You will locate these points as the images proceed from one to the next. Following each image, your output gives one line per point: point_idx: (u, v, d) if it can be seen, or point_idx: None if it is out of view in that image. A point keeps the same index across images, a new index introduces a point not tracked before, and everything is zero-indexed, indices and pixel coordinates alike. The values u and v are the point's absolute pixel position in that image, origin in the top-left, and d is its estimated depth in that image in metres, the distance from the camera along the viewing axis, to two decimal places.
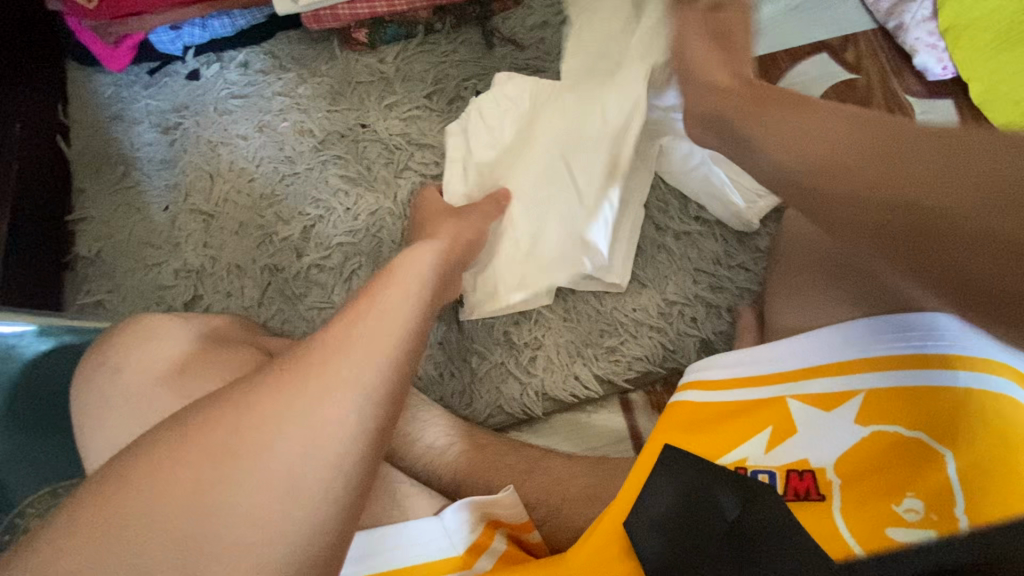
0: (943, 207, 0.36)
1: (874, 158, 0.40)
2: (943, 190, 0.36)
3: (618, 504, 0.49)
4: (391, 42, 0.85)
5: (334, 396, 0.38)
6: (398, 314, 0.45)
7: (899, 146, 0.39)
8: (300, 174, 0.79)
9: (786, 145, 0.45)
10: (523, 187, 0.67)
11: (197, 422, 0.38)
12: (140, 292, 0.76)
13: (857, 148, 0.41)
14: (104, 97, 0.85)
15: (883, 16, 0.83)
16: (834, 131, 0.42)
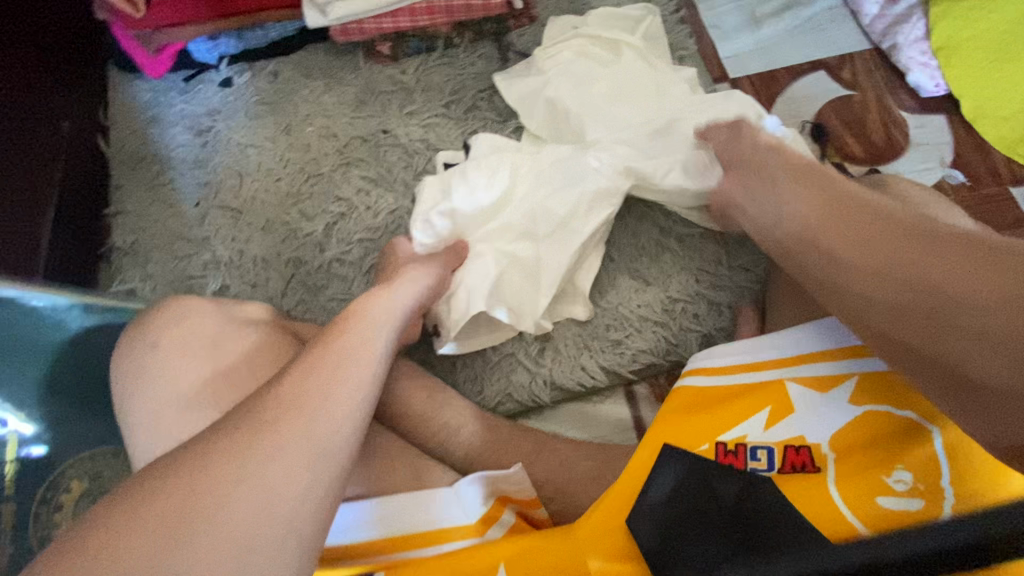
0: (908, 291, 0.44)
1: (838, 246, 0.49)
2: (921, 274, 0.43)
3: (619, 495, 0.49)
4: (413, 55, 0.90)
5: (278, 461, 0.37)
6: (348, 355, 0.44)
7: (871, 233, 0.48)
8: (324, 174, 0.84)
9: (799, 225, 0.53)
10: (482, 238, 0.70)
11: (172, 478, 0.36)
12: (169, 282, 0.80)
13: (847, 229, 0.49)
14: (142, 101, 0.91)
15: (877, 37, 0.88)
16: (829, 213, 0.51)
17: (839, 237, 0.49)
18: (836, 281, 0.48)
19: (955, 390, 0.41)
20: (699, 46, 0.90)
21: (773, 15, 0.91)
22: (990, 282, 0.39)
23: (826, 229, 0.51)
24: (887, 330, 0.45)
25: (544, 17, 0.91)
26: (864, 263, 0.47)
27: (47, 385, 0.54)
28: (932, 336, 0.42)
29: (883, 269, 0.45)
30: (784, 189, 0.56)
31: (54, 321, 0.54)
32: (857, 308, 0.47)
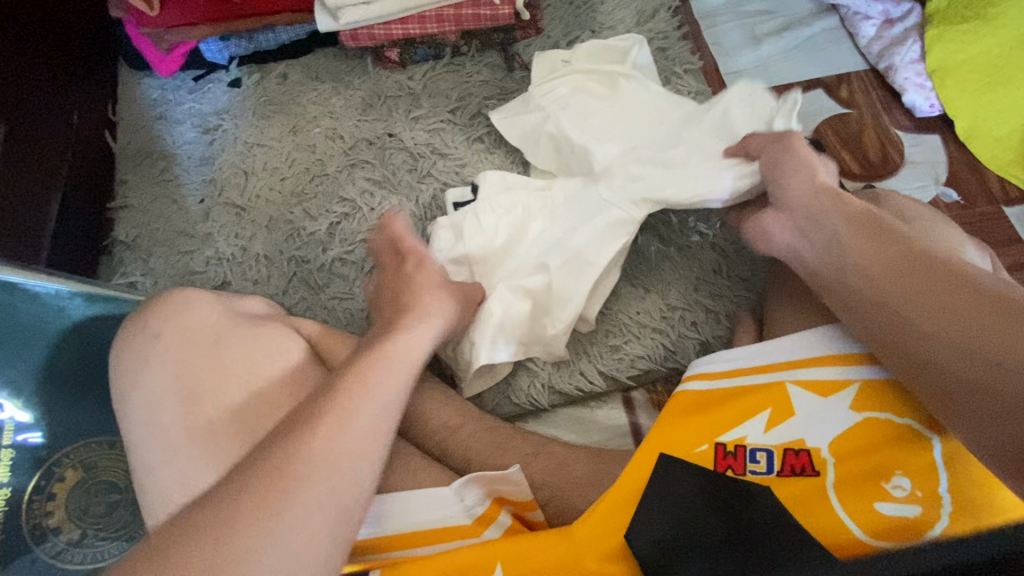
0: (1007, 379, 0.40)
1: (923, 315, 0.45)
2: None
3: (617, 504, 0.49)
4: (420, 62, 0.92)
5: (304, 480, 0.39)
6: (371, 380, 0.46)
7: (964, 304, 0.44)
8: (330, 175, 0.85)
9: (868, 276, 0.50)
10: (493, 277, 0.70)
11: (207, 507, 0.37)
12: (171, 277, 0.80)
13: (916, 285, 0.47)
14: (151, 98, 0.92)
15: (874, 58, 0.90)
16: (888, 267, 0.49)
17: (908, 294, 0.47)
18: (918, 351, 0.45)
19: None
20: (701, 61, 0.92)
21: (773, 34, 0.94)
22: None
23: (891, 286, 0.48)
24: (977, 416, 0.42)
25: (551, 30, 0.93)
26: (954, 337, 0.43)
27: (43, 371, 0.53)
28: None
29: (979, 349, 0.42)
30: (828, 237, 0.54)
31: (56, 308, 0.54)
32: (943, 385, 0.43)
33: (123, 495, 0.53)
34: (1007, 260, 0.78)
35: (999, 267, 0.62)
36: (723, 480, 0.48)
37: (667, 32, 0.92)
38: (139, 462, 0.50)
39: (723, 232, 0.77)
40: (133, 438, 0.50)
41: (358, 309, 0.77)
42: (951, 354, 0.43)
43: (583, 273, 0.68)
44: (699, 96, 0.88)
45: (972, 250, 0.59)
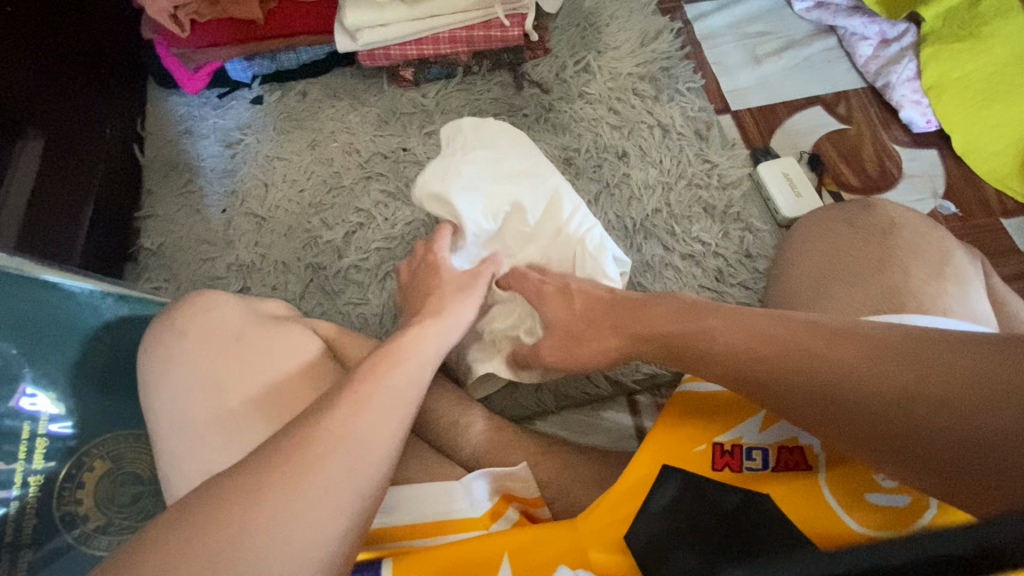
0: (838, 386, 0.42)
1: (739, 351, 0.48)
2: (843, 370, 0.42)
3: (624, 503, 0.50)
4: (433, 80, 0.96)
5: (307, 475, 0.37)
6: (379, 376, 0.44)
7: (762, 337, 0.47)
8: (345, 188, 0.88)
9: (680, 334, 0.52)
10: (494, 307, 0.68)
11: (217, 494, 0.36)
12: (193, 282, 0.84)
13: (843, 378, 0.42)
14: (177, 114, 0.96)
15: (871, 76, 0.94)
16: (798, 367, 0.44)
17: (843, 398, 0.42)
18: (758, 380, 0.46)
19: (942, 472, 0.38)
20: (704, 79, 0.95)
21: (773, 54, 0.97)
22: (906, 372, 0.40)
23: (815, 388, 0.43)
24: (837, 428, 0.42)
25: (559, 50, 0.97)
26: (771, 365, 0.46)
27: (75, 367, 0.56)
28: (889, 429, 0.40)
29: (802, 368, 0.44)
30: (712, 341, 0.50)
31: (91, 306, 0.57)
32: (802, 409, 0.44)
33: (147, 488, 0.56)
34: (1007, 269, 0.79)
35: (990, 272, 0.64)
36: (721, 482, 0.49)
37: (670, 52, 0.96)
38: (165, 452, 0.52)
39: (722, 242, 0.81)
40: (161, 431, 0.52)
41: (372, 314, 0.80)
42: (919, 458, 0.39)
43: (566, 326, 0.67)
44: (700, 113, 0.92)
45: (964, 255, 0.61)
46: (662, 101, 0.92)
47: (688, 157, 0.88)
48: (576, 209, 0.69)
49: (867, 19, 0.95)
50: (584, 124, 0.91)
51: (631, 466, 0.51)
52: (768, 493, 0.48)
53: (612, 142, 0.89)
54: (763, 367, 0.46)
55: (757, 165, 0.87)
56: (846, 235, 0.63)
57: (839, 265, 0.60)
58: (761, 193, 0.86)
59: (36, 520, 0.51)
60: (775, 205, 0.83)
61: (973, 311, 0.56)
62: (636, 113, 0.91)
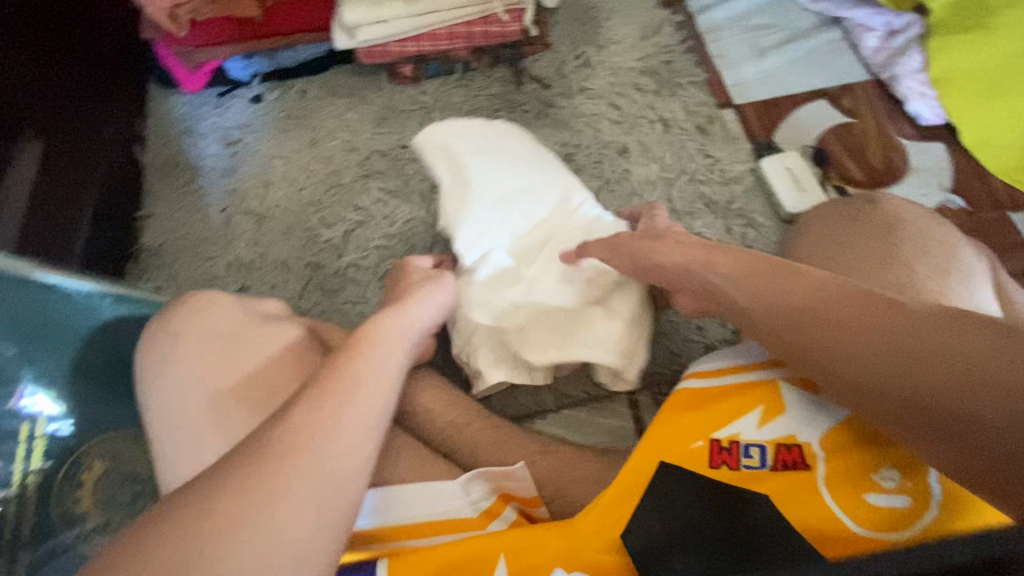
0: (839, 323, 0.41)
1: (753, 290, 0.47)
2: (849, 309, 0.41)
3: (618, 504, 0.49)
4: (433, 77, 0.96)
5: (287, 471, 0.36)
6: (348, 367, 0.44)
7: (778, 279, 0.46)
8: (345, 185, 0.88)
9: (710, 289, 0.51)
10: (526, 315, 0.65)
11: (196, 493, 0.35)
12: (193, 282, 0.84)
13: (847, 318, 0.41)
14: (177, 114, 0.96)
15: (877, 68, 0.92)
16: (833, 312, 0.42)
17: (892, 357, 0.38)
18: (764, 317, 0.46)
19: (929, 422, 0.36)
20: (706, 73, 0.94)
21: (776, 47, 0.96)
22: (918, 319, 0.39)
23: (870, 341, 0.39)
24: (830, 364, 0.41)
25: (559, 44, 0.96)
26: (782, 302, 0.45)
27: (74, 368, 0.56)
28: (888, 369, 0.38)
29: (807, 306, 0.43)
30: (766, 295, 0.46)
31: (90, 307, 0.57)
32: (797, 344, 0.43)
33: (145, 488, 0.58)
34: (1014, 265, 0.78)
35: (997, 267, 0.63)
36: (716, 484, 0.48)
37: (672, 46, 0.95)
38: (161, 454, 0.52)
39: (724, 239, 0.80)
40: (156, 431, 0.52)
41: (371, 312, 0.80)
42: (953, 428, 0.35)
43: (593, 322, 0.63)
44: (702, 107, 0.90)
45: (969, 250, 0.60)
46: (663, 95, 0.91)
47: (689, 152, 0.87)
48: (583, 201, 0.71)
49: (873, 10, 0.93)
50: (585, 119, 0.90)
51: (625, 466, 0.50)
52: (765, 494, 0.47)
53: (613, 137, 0.88)
54: (814, 316, 0.43)
55: (759, 160, 0.86)
56: (849, 230, 0.62)
57: (843, 262, 0.59)
58: (764, 188, 0.84)
59: (34, 520, 0.51)
60: (778, 201, 0.82)
61: (980, 308, 0.55)
62: (637, 108, 0.90)
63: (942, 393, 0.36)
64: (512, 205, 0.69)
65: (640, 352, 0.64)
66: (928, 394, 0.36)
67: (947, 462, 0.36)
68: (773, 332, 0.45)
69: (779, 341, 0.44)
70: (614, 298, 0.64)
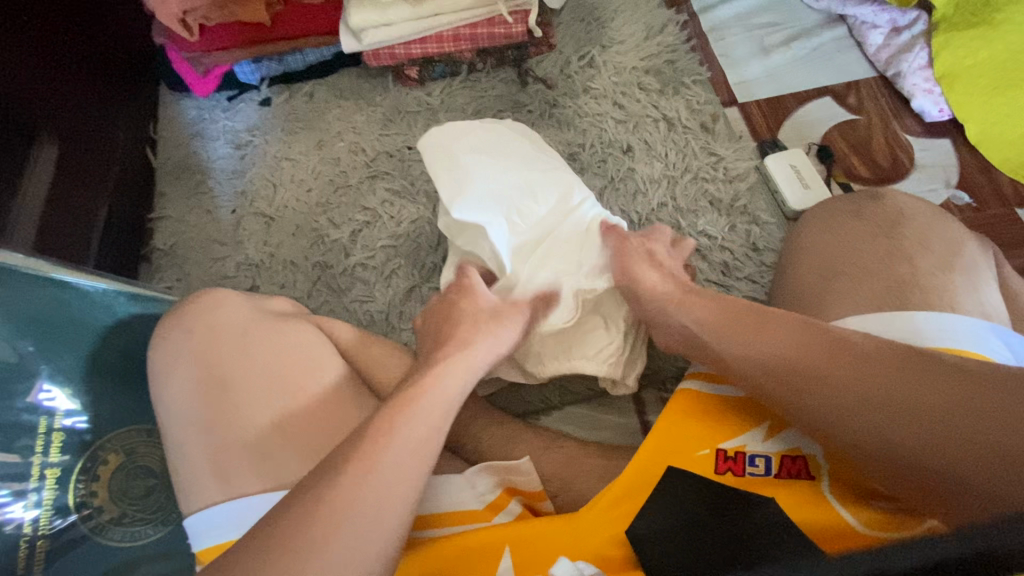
0: (825, 379, 0.45)
1: (741, 342, 0.50)
2: (834, 367, 0.45)
3: (623, 504, 0.49)
4: (438, 78, 0.97)
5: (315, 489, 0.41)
6: (404, 415, 0.45)
7: (765, 330, 0.49)
8: (352, 187, 0.90)
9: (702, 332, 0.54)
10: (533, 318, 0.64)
11: None
12: (204, 282, 0.85)
13: (833, 377, 0.45)
14: (188, 117, 0.98)
15: (882, 66, 0.92)
16: (821, 370, 0.45)
17: (876, 416, 0.42)
18: (752, 368, 0.48)
19: (908, 472, 0.41)
20: (710, 72, 0.94)
21: (780, 45, 0.96)
22: (893, 376, 0.43)
23: (849, 395, 0.44)
24: (822, 416, 0.45)
25: (563, 45, 0.97)
26: (771, 355, 0.48)
27: (90, 363, 0.57)
28: (871, 425, 0.42)
29: (795, 360, 0.47)
30: (745, 344, 0.50)
31: (105, 304, 0.59)
32: (787, 396, 0.46)
33: (159, 480, 0.58)
34: (1020, 262, 0.78)
35: (1003, 262, 0.63)
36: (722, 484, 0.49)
37: (676, 45, 0.95)
38: (173, 447, 0.53)
39: (728, 236, 0.81)
40: (169, 426, 0.54)
41: (378, 311, 0.81)
42: (929, 475, 0.40)
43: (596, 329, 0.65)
44: (706, 106, 0.91)
45: (974, 246, 0.60)
46: (667, 94, 0.92)
47: (693, 151, 0.87)
48: (584, 198, 0.70)
49: (878, 7, 0.93)
50: (590, 119, 0.90)
51: (630, 465, 0.50)
52: (773, 501, 0.47)
53: (618, 136, 0.88)
54: (800, 374, 0.46)
55: (764, 157, 0.86)
56: (853, 227, 0.62)
57: (846, 258, 0.60)
58: (768, 185, 0.85)
59: (53, 511, 0.52)
60: (783, 198, 0.82)
61: (985, 304, 0.55)
62: (641, 107, 0.90)
63: (920, 446, 0.40)
64: (512, 207, 0.68)
65: (634, 362, 0.67)
66: (908, 447, 0.41)
67: (927, 503, 0.41)
68: (758, 385, 0.48)
69: (767, 395, 0.47)
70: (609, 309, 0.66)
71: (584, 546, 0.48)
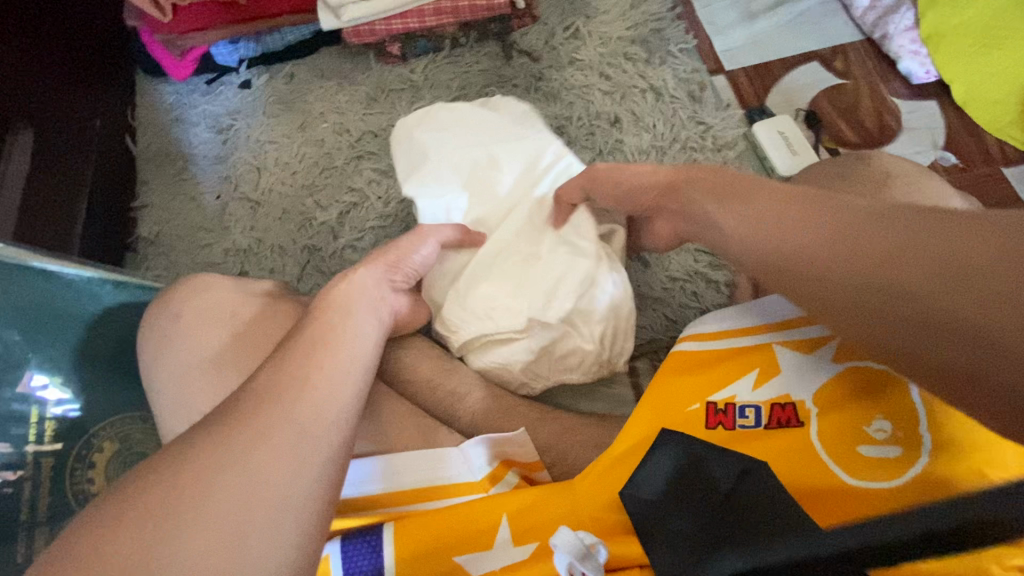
0: (825, 237, 0.38)
1: (734, 214, 0.44)
2: (837, 226, 0.38)
3: (613, 468, 0.50)
4: (421, 54, 0.95)
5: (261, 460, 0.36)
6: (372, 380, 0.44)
7: (765, 199, 0.43)
8: (338, 167, 0.88)
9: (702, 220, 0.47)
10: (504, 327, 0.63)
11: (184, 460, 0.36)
12: (193, 269, 0.85)
13: (835, 232, 0.38)
14: (166, 103, 0.96)
15: (868, 29, 0.91)
16: (821, 228, 0.38)
17: (884, 266, 0.34)
18: (741, 241, 0.43)
19: (913, 330, 0.33)
20: (696, 40, 0.93)
21: (767, 11, 0.95)
22: (909, 225, 0.35)
23: (851, 250, 0.36)
24: (814, 282, 0.38)
25: (546, 17, 0.95)
26: (763, 226, 0.42)
27: (78, 352, 0.57)
28: (878, 277, 0.35)
29: (792, 224, 0.40)
30: (740, 217, 0.44)
31: (88, 293, 0.58)
32: (779, 263, 0.40)
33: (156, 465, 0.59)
34: None
35: None
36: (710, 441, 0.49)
37: (661, 13, 0.94)
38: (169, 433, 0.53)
39: None
40: (163, 412, 0.54)
41: None
42: (946, 333, 0.31)
43: (576, 336, 0.64)
44: (693, 74, 0.90)
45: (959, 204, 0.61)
46: (654, 64, 0.90)
47: (681, 120, 0.86)
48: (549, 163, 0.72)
49: None
50: (576, 91, 0.89)
51: (624, 427, 0.51)
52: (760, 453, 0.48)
53: (605, 108, 0.87)
54: (784, 233, 0.40)
55: (752, 125, 0.86)
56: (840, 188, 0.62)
57: None
58: (757, 152, 0.85)
59: (50, 499, 0.52)
60: (771, 164, 0.82)
61: None
62: (628, 78, 0.89)
63: (932, 299, 0.32)
64: (473, 179, 0.72)
65: (623, 346, 0.65)
66: (917, 298, 0.32)
67: (932, 371, 0.33)
68: (746, 254, 0.43)
69: (758, 268, 0.42)
70: (585, 315, 0.64)
71: (579, 514, 0.49)
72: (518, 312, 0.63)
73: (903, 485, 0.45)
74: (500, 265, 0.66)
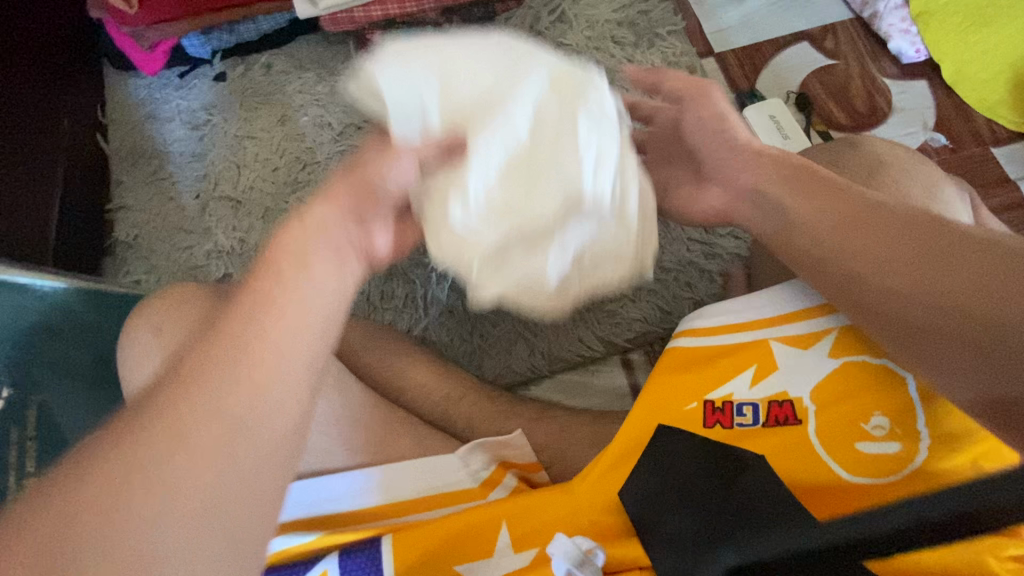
0: (884, 242, 0.44)
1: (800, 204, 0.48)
2: (894, 234, 0.44)
3: (609, 469, 0.49)
4: None
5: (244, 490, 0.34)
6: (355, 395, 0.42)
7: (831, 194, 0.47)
8: (321, 163, 0.86)
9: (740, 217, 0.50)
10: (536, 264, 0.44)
11: None
12: (174, 273, 0.82)
13: (891, 241, 0.44)
14: (138, 98, 0.92)
15: (858, 7, 0.90)
16: (882, 231, 0.45)
17: (930, 276, 0.42)
18: (802, 231, 0.48)
19: (945, 333, 0.41)
20: (684, 22, 0.91)
21: None
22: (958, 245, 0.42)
23: (905, 257, 0.43)
24: (867, 282, 0.45)
25: None
26: (828, 218, 0.47)
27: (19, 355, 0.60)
28: (921, 285, 0.42)
29: (853, 226, 0.46)
30: (805, 208, 0.48)
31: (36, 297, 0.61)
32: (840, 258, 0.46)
33: None
34: (994, 202, 0.79)
35: (978, 204, 0.63)
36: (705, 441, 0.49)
37: None
38: None
39: None
40: None
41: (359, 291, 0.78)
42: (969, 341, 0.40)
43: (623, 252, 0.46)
44: (682, 58, 0.88)
45: (951, 189, 0.60)
46: (642, 47, 0.88)
47: None
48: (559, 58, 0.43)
49: None
50: None
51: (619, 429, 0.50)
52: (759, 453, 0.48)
53: None
54: (846, 229, 0.46)
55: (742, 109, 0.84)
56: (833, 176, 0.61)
57: None
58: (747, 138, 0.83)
59: None
60: None
61: None
62: (616, 63, 0.87)
63: (966, 309, 0.40)
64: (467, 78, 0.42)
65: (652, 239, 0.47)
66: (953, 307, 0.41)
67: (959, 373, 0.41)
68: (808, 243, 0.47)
69: (819, 257, 0.47)
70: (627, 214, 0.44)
71: (578, 518, 0.48)
72: (548, 194, 0.41)
73: (900, 480, 0.46)
74: (512, 178, 0.41)
